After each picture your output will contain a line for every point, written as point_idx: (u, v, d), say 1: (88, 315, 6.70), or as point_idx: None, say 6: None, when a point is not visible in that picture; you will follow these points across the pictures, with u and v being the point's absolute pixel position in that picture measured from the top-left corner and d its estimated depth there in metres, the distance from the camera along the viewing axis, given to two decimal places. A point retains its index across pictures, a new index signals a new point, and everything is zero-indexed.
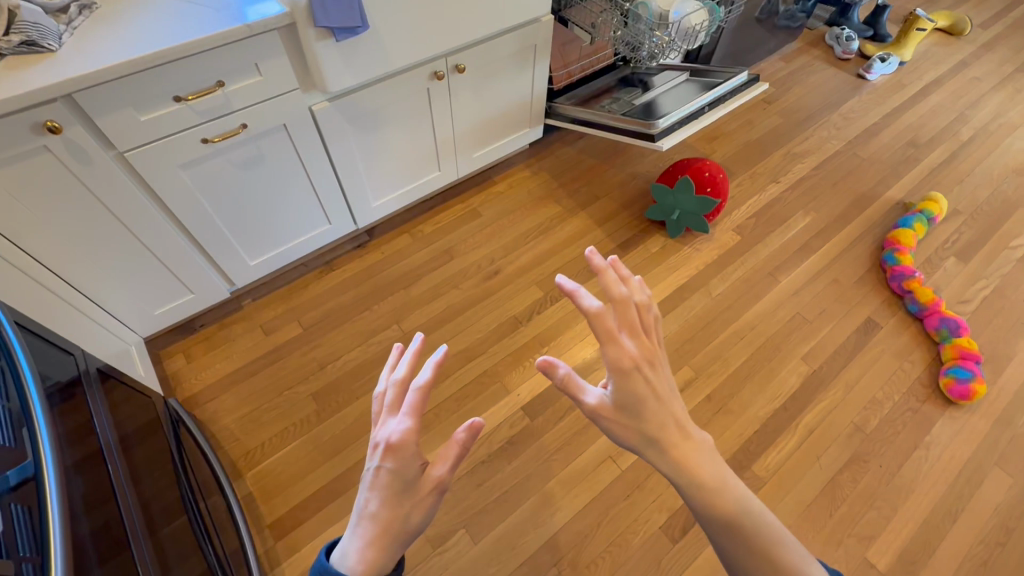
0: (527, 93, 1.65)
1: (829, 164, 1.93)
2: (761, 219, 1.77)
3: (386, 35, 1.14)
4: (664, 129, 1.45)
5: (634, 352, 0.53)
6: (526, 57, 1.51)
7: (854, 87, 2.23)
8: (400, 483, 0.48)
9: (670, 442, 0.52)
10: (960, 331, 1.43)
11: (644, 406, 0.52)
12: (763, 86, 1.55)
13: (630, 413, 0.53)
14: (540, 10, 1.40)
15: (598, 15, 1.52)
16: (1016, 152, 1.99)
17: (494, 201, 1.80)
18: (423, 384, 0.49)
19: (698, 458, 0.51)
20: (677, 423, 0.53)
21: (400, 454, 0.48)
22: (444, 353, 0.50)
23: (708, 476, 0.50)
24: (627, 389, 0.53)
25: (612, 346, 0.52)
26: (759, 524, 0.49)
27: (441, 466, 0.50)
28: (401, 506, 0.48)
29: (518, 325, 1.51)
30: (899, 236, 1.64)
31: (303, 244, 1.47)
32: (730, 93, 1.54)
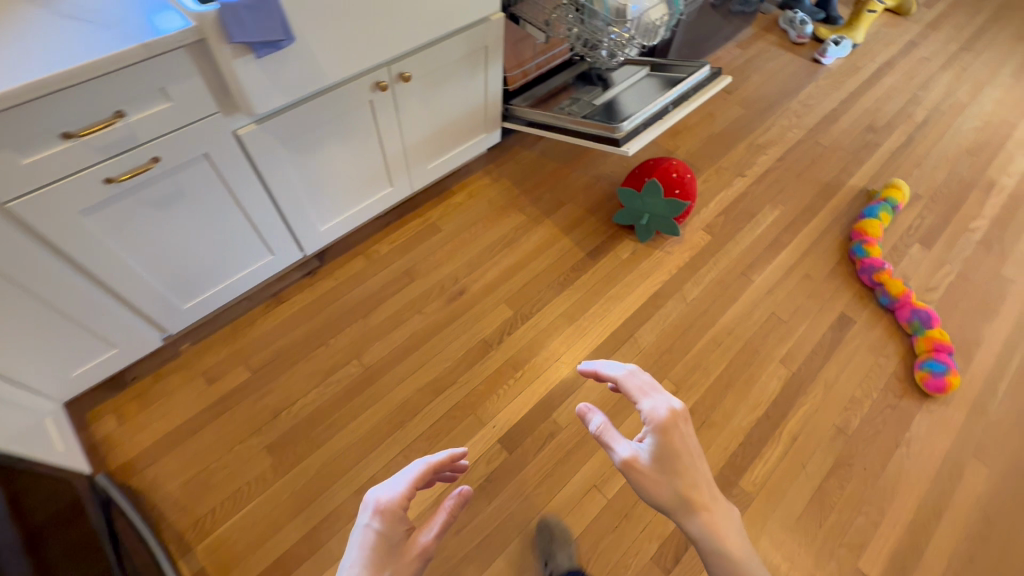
0: (481, 96, 1.53)
1: (792, 155, 1.90)
2: (730, 215, 1.72)
3: (317, 46, 1.00)
4: (630, 131, 1.37)
5: (668, 418, 0.73)
6: (476, 60, 1.40)
7: (811, 72, 2.21)
8: (387, 541, 0.61)
9: (697, 494, 0.71)
10: (931, 322, 1.43)
11: (679, 464, 0.71)
12: (727, 79, 1.49)
13: (664, 468, 0.72)
14: (489, 8, 1.28)
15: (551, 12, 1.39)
16: (967, 131, 2.01)
17: (455, 214, 1.70)
18: (424, 469, 0.66)
19: (716, 509, 0.71)
20: (702, 480, 0.72)
21: (388, 514, 0.62)
22: (446, 451, 0.69)
23: (719, 524, 0.70)
24: (663, 447, 0.72)
25: (645, 409, 0.74)
26: (753, 568, 0.69)
27: (425, 536, 0.63)
28: (387, 564, 0.59)
29: (488, 349, 1.42)
30: (866, 227, 1.63)
31: (244, 279, 1.33)
32: (693, 90, 1.47)
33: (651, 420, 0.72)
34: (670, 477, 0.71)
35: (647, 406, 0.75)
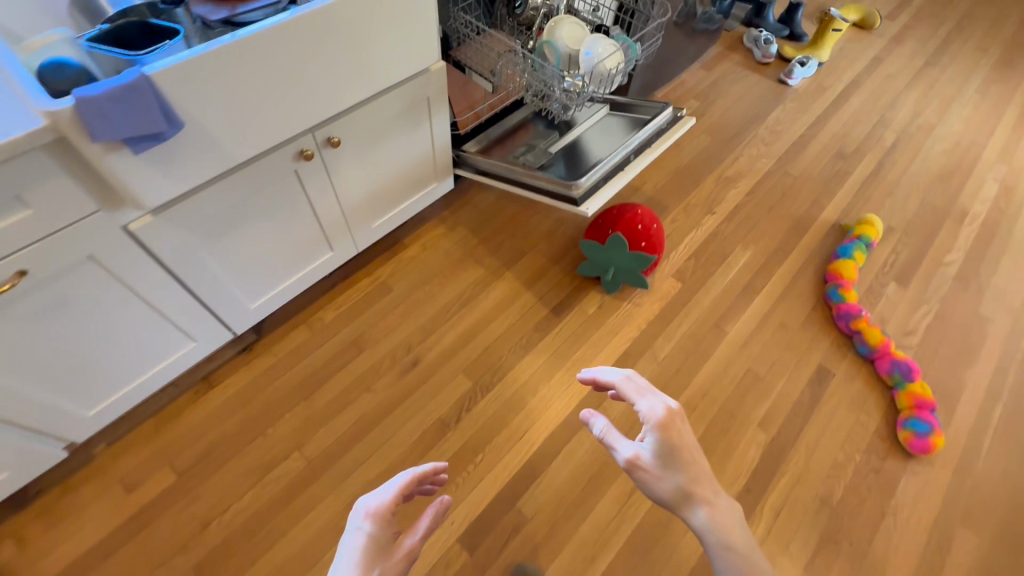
0: (427, 147, 1.40)
1: (762, 188, 1.82)
2: (700, 259, 1.63)
3: (215, 127, 0.86)
4: (590, 186, 1.26)
5: (670, 416, 0.80)
6: (418, 112, 1.27)
7: (777, 95, 2.14)
8: (378, 543, 0.67)
9: (701, 491, 0.77)
10: (912, 375, 1.36)
11: (680, 460, 0.78)
12: (691, 121, 1.40)
13: (666, 464, 0.78)
14: (426, 58, 1.15)
15: (497, 58, 1.27)
16: (937, 154, 1.96)
17: (407, 270, 1.56)
18: (408, 479, 0.75)
19: (720, 507, 0.77)
20: (705, 479, 0.78)
21: (380, 518, 0.69)
22: (429, 463, 0.78)
23: (723, 519, 0.76)
24: (665, 446, 0.78)
25: (645, 410, 0.81)
26: (757, 562, 0.74)
27: (411, 537, 0.69)
28: (378, 564, 0.65)
29: (446, 429, 1.29)
30: (841, 269, 1.55)
31: (163, 372, 1.17)
32: (655, 135, 1.37)
33: (651, 419, 0.79)
34: (672, 473, 0.78)
35: (645, 407, 0.82)
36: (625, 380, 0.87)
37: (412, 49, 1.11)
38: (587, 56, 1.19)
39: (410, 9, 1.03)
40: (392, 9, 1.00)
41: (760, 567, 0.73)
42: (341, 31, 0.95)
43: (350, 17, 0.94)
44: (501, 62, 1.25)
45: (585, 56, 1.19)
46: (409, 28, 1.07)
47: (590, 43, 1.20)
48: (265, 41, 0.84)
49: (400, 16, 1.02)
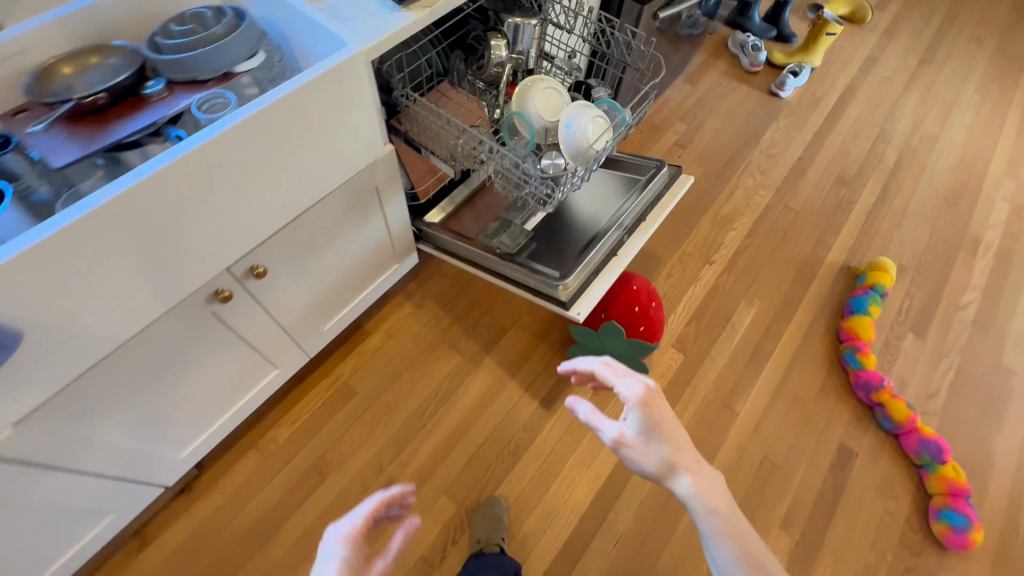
0: (381, 234, 1.16)
1: (762, 226, 1.65)
2: (702, 322, 1.47)
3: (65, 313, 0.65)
4: (580, 281, 1.07)
5: (644, 386, 0.69)
6: (366, 204, 1.04)
7: (770, 110, 1.95)
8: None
9: (686, 465, 0.66)
10: (943, 455, 1.23)
11: (664, 433, 0.66)
12: (687, 182, 1.22)
13: (650, 440, 0.66)
14: (368, 155, 0.93)
15: (455, 139, 1.02)
16: (942, 173, 1.82)
17: (371, 365, 1.35)
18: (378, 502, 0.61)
19: (707, 482, 0.66)
20: (690, 452, 0.67)
21: (355, 550, 0.55)
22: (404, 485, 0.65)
23: (714, 500, 0.65)
24: (646, 419, 0.67)
25: (620, 388, 0.70)
26: (752, 542, 0.65)
27: (383, 561, 0.55)
28: None
29: (432, 569, 1.12)
30: (856, 328, 1.41)
31: (75, 557, 0.96)
32: (648, 205, 1.18)
33: (630, 397, 0.68)
34: (656, 446, 0.66)
35: (622, 387, 0.71)
36: (598, 360, 0.76)
37: (350, 150, 0.88)
38: (565, 131, 0.97)
39: (339, 110, 0.81)
40: (312, 113, 0.77)
41: (754, 545, 0.65)
42: (245, 160, 0.72)
43: (255, 140, 0.72)
44: (461, 142, 1.01)
45: (564, 130, 0.97)
46: (341, 130, 0.84)
47: (569, 113, 0.98)
48: (131, 198, 0.63)
49: (326, 120, 0.80)
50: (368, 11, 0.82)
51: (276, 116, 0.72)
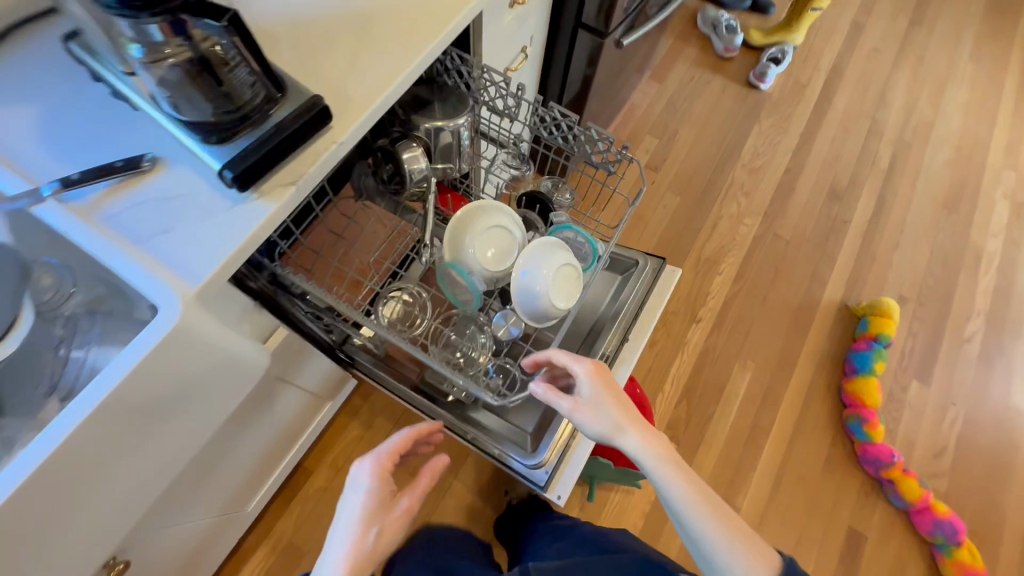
0: (297, 402, 0.91)
1: (752, 265, 1.45)
2: (694, 399, 1.30)
3: None
4: (567, 434, 0.81)
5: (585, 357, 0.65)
6: (264, 397, 0.79)
7: (750, 107, 1.67)
8: (375, 498, 0.58)
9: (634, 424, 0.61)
10: (958, 537, 1.15)
11: (613, 394, 0.62)
12: (674, 274, 0.99)
13: (597, 402, 0.61)
14: (253, 382, 0.67)
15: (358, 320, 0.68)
16: (939, 170, 1.63)
17: (318, 517, 1.14)
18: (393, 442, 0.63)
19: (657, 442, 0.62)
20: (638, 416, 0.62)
21: (376, 470, 0.59)
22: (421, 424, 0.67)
23: (669, 457, 0.60)
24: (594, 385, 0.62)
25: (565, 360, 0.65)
26: (715, 504, 0.59)
27: (414, 497, 0.60)
28: (375, 519, 0.56)
29: None
30: (861, 392, 1.27)
31: None
32: (630, 316, 0.95)
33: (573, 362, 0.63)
34: (604, 408, 0.61)
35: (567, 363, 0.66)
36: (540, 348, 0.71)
37: (223, 395, 0.63)
38: (521, 286, 0.72)
39: (175, 385, 0.53)
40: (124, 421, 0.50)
41: (717, 505, 0.59)
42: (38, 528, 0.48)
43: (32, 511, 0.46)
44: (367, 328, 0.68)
45: (519, 284, 0.72)
46: (203, 390, 0.58)
47: (526, 260, 0.72)
48: None
49: (161, 405, 0.53)
50: (197, 204, 0.52)
51: (69, 461, 0.47)
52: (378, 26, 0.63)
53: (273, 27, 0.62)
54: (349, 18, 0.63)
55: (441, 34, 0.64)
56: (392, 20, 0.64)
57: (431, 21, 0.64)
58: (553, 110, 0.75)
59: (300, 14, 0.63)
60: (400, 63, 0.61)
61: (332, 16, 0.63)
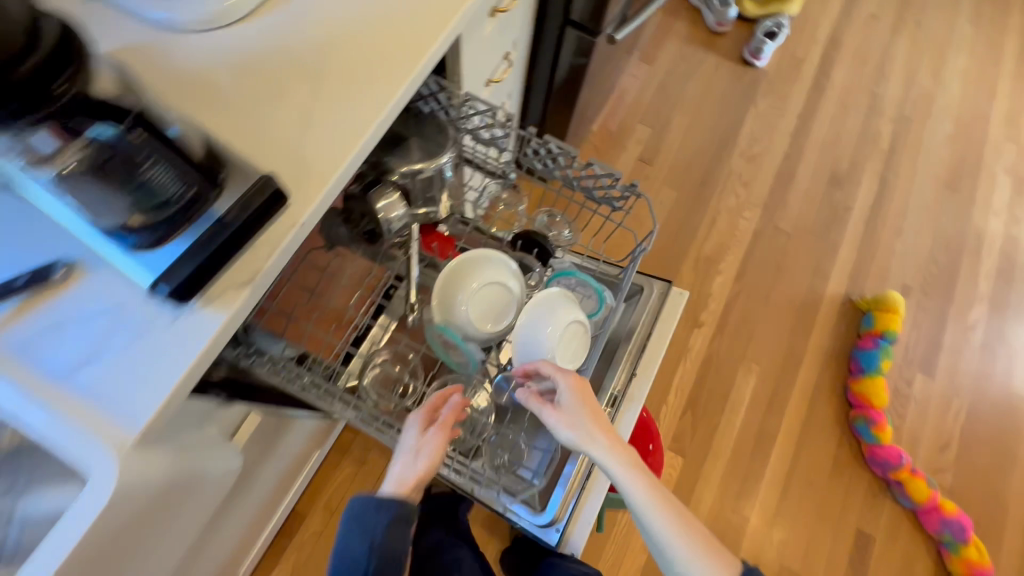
0: (281, 471, 0.83)
1: (753, 262, 1.38)
2: (699, 408, 1.26)
3: None
4: (584, 472, 0.64)
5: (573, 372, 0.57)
6: (245, 482, 0.70)
7: (746, 86, 1.57)
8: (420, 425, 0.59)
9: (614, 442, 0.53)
10: (965, 534, 1.16)
11: (594, 411, 0.55)
12: (681, 297, 0.84)
13: (577, 418, 0.54)
14: (222, 486, 0.58)
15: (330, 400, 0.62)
16: (940, 147, 1.57)
17: (315, 564, 1.08)
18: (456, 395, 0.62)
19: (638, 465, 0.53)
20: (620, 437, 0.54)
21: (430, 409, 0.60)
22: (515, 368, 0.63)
23: (647, 480, 0.52)
24: (578, 398, 0.55)
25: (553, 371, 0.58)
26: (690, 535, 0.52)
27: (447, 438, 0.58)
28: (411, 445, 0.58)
29: None
30: (868, 393, 1.24)
31: None
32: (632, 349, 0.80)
33: (557, 371, 0.57)
34: (582, 425, 0.54)
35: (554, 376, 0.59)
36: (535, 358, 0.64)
37: (185, 522, 0.54)
38: (524, 348, 0.64)
39: (125, 545, 0.44)
40: None
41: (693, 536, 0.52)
42: None
43: None
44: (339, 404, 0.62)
45: (521, 345, 0.64)
46: (160, 532, 0.49)
47: (528, 319, 0.64)
48: None
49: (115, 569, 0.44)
50: (128, 321, 0.42)
51: None
52: (335, 64, 0.52)
53: (204, 76, 0.50)
54: (300, 56, 0.52)
55: (414, 69, 0.53)
56: (352, 55, 0.53)
57: (399, 53, 0.53)
58: (547, 143, 0.65)
59: (240, 53, 0.52)
60: (367, 114, 0.51)
61: (277, 56, 0.52)
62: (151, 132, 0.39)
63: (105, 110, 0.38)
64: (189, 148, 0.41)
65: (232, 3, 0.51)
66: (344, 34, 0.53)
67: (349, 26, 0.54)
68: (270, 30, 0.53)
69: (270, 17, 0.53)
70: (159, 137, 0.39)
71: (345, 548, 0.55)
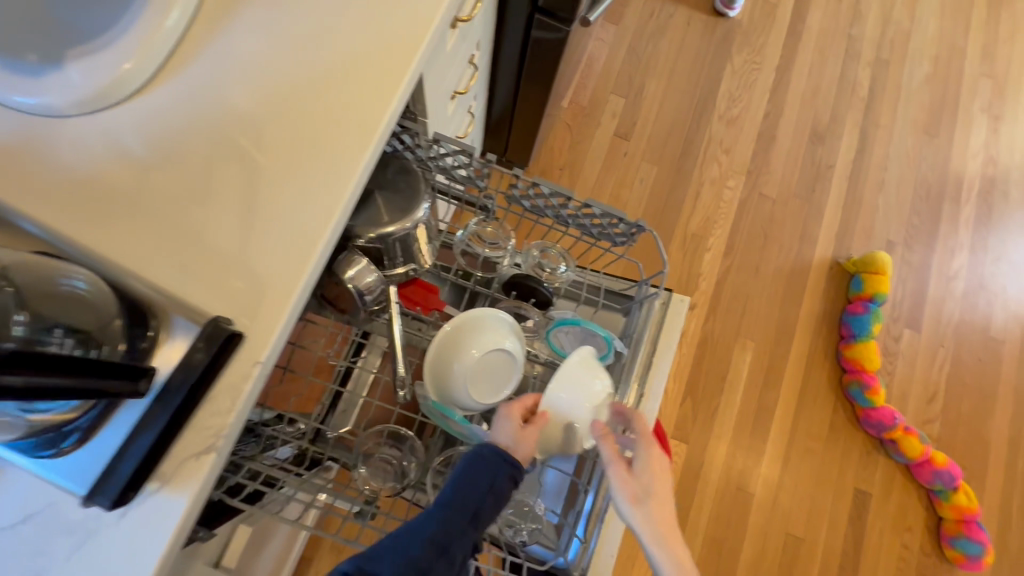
0: (276, 550, 0.76)
1: (741, 233, 1.34)
2: (698, 391, 1.24)
3: None
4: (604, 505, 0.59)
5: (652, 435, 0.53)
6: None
7: (721, 40, 1.46)
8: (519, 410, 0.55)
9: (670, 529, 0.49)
10: (955, 482, 1.21)
11: (659, 490, 0.50)
12: (683, 306, 0.69)
13: (644, 491, 0.50)
14: None
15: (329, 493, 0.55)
16: (919, 89, 1.51)
17: None
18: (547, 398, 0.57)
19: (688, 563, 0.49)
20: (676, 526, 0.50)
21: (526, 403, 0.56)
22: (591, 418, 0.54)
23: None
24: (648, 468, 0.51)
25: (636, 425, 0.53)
26: None
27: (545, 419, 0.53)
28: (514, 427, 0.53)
29: None
30: (860, 357, 1.25)
31: None
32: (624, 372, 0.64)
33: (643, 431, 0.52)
34: (645, 504, 0.49)
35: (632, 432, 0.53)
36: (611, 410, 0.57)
37: None
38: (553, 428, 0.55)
39: None
40: None
41: None
42: None
43: None
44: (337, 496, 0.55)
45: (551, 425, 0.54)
46: None
47: (556, 397, 0.53)
48: None
49: None
50: (66, 522, 0.34)
51: None
52: (273, 135, 0.42)
53: (104, 174, 0.39)
54: (227, 125, 0.41)
55: (374, 129, 0.43)
56: (293, 119, 0.42)
57: (352, 110, 0.43)
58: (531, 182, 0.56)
59: (147, 132, 0.41)
60: (324, 195, 0.41)
61: (195, 133, 0.41)
62: (31, 365, 0.26)
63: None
64: (78, 321, 0.32)
65: (130, 67, 0.40)
66: (279, 92, 0.43)
67: (283, 80, 0.43)
68: (182, 97, 0.41)
69: (178, 79, 0.42)
70: (48, 363, 0.27)
71: (463, 488, 0.48)
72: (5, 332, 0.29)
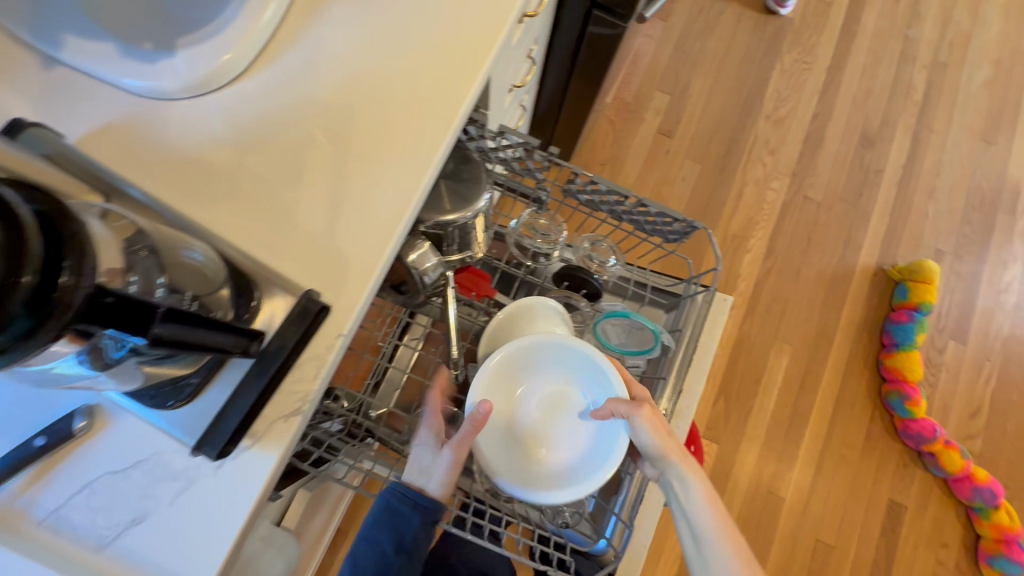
0: (323, 520, 0.80)
1: (783, 236, 1.32)
2: (732, 393, 1.24)
3: None
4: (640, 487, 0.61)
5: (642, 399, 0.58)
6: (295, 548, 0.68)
7: (771, 39, 1.43)
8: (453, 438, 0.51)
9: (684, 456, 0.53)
10: (996, 500, 1.18)
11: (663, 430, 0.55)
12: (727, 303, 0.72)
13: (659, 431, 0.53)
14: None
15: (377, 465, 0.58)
16: (977, 94, 1.46)
17: None
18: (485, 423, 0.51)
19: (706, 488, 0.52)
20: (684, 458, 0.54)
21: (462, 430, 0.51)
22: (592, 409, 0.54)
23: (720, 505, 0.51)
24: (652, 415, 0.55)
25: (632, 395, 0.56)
26: None
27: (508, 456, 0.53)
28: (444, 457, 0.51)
29: None
30: (902, 367, 1.23)
31: None
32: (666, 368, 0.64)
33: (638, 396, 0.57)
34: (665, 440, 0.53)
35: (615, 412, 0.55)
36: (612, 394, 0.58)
37: None
38: (503, 451, 0.54)
39: None
40: None
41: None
42: None
43: None
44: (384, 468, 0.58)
45: (493, 446, 0.54)
46: None
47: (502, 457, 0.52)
48: None
49: None
50: (171, 470, 0.37)
51: None
52: (358, 124, 0.44)
53: (204, 156, 0.42)
54: (314, 113, 0.44)
55: (452, 120, 0.45)
56: (374, 109, 0.45)
57: (429, 103, 0.45)
58: (589, 176, 0.57)
59: (241, 117, 0.43)
60: (401, 183, 0.43)
61: (288, 119, 0.44)
62: (180, 318, 0.27)
63: (123, 312, 0.25)
64: (195, 287, 0.34)
65: (230, 56, 0.43)
66: (363, 84, 0.45)
67: (367, 73, 0.45)
68: (274, 85, 0.44)
69: (271, 68, 0.45)
70: (192, 318, 0.28)
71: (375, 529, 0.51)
72: (150, 292, 0.31)
